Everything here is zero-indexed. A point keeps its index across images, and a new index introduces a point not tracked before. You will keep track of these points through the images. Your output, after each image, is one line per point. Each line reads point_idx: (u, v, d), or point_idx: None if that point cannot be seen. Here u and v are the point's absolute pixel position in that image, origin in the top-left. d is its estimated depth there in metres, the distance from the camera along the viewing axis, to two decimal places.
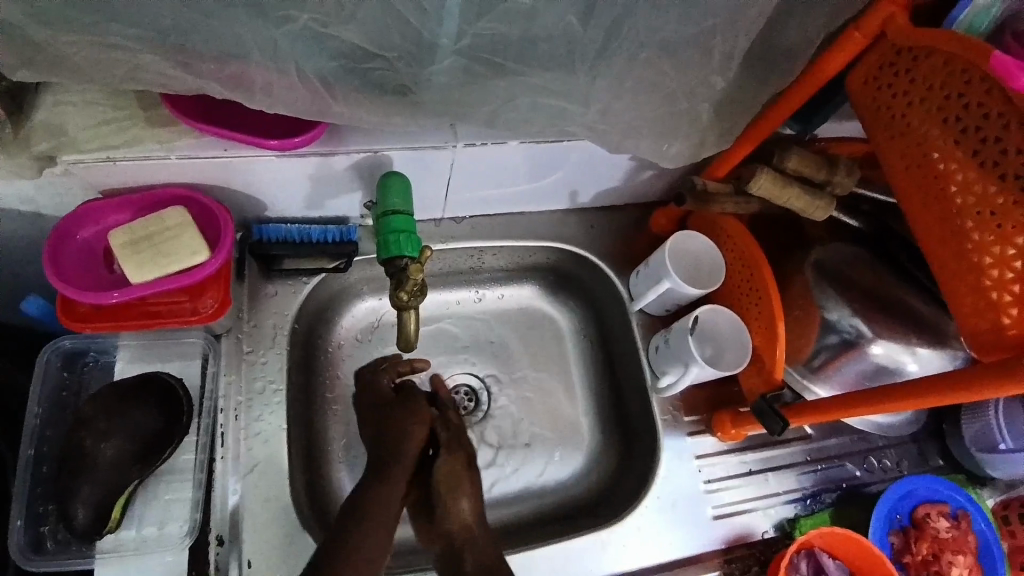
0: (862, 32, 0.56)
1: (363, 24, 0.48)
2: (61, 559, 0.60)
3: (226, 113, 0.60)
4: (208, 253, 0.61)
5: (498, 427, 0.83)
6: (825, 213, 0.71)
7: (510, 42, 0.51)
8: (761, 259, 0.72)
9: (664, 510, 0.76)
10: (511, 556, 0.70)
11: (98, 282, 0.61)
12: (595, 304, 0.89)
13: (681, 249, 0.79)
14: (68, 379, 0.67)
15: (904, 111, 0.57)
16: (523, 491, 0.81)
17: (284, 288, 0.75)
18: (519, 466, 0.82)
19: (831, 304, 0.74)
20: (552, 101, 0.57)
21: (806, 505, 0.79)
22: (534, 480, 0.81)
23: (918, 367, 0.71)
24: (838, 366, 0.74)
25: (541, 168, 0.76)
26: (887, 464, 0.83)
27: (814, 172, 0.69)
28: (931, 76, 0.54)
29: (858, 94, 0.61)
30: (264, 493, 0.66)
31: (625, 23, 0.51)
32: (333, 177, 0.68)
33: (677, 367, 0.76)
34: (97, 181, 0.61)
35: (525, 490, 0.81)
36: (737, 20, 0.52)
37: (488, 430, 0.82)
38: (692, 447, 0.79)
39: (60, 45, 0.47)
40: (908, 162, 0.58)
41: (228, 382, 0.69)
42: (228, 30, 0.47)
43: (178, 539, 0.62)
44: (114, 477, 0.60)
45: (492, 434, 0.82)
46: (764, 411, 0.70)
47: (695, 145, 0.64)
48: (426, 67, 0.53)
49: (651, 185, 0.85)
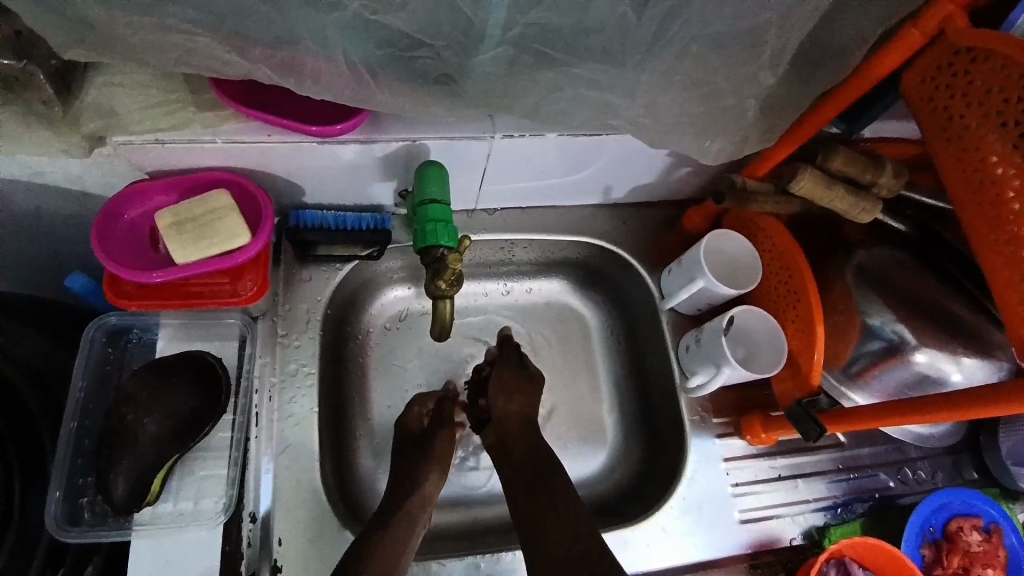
0: (919, 31, 0.53)
1: (414, 13, 0.48)
2: (99, 532, 0.61)
3: (269, 99, 0.60)
4: (249, 236, 0.62)
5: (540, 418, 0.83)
6: (869, 216, 0.69)
7: (559, 32, 0.51)
8: (800, 260, 0.71)
9: (690, 510, 0.75)
10: (609, 535, 0.72)
11: (142, 262, 0.63)
12: (624, 300, 0.88)
13: (716, 249, 0.78)
14: (113, 355, 0.68)
15: (962, 113, 0.55)
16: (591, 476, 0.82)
17: (317, 273, 0.76)
18: (571, 455, 0.82)
19: (873, 309, 0.72)
20: (597, 93, 0.57)
21: (835, 514, 0.77)
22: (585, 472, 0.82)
23: (963, 378, 0.68)
24: (877, 372, 0.72)
25: (576, 162, 0.76)
26: (921, 476, 0.81)
27: (861, 172, 0.67)
28: (990, 78, 0.52)
29: (914, 95, 0.59)
30: (296, 474, 0.68)
31: (678, 14, 0.50)
32: (370, 165, 0.68)
33: (709, 367, 0.75)
34: (142, 162, 0.62)
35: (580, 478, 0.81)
36: (793, 14, 0.51)
37: (547, 417, 0.83)
38: (719, 450, 0.78)
39: (118, 28, 0.48)
40: (963, 166, 0.55)
41: (264, 364, 0.71)
42: (281, 17, 0.48)
43: (213, 515, 0.63)
44: (153, 451, 0.62)
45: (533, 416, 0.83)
46: (799, 417, 0.69)
47: (737, 143, 0.63)
48: (472, 56, 0.53)
49: (686, 182, 0.84)
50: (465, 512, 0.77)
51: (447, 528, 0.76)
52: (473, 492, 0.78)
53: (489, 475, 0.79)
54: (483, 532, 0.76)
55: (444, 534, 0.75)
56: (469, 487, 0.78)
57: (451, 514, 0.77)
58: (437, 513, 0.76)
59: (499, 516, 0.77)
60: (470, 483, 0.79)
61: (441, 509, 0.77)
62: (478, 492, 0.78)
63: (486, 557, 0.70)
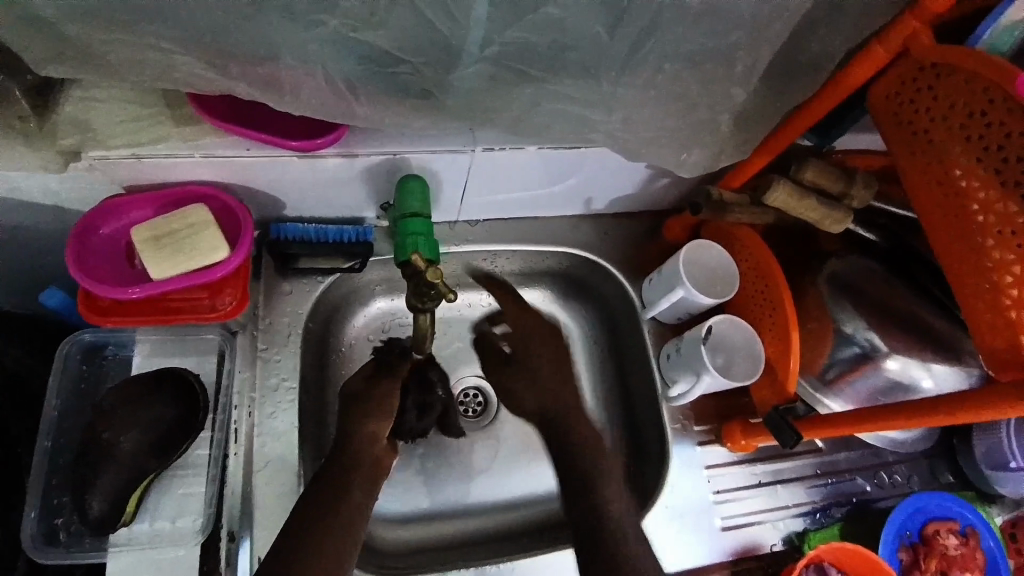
0: (884, 48, 0.55)
1: (394, 29, 0.49)
2: (75, 552, 0.60)
3: (251, 114, 0.60)
4: (229, 250, 0.62)
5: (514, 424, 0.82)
6: (841, 226, 0.71)
7: (537, 50, 0.52)
8: (777, 274, 0.72)
9: (673, 518, 0.76)
10: (648, 521, 0.75)
11: (119, 277, 0.62)
12: (607, 310, 0.89)
13: (695, 259, 0.79)
14: (86, 372, 0.67)
15: (926, 128, 0.57)
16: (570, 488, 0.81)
17: (298, 286, 0.76)
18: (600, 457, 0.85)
19: (846, 317, 0.73)
20: (575, 108, 0.57)
21: (815, 519, 0.78)
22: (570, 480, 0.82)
23: (933, 385, 0.70)
24: (851, 379, 0.74)
25: (557, 174, 0.76)
26: (897, 480, 0.82)
27: (833, 184, 0.69)
28: (952, 95, 0.54)
29: (880, 110, 0.61)
30: (275, 489, 0.67)
31: (652, 34, 0.51)
32: (352, 179, 0.68)
33: (689, 376, 0.76)
34: (120, 177, 0.62)
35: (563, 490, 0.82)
36: (761, 34, 0.53)
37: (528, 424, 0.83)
38: (701, 457, 0.79)
39: (94, 44, 0.48)
40: (928, 179, 0.57)
41: (243, 379, 0.70)
42: (262, 37, 0.49)
43: (192, 534, 0.62)
44: (130, 468, 0.61)
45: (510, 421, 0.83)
46: (778, 426, 0.70)
47: (713, 156, 0.64)
48: (452, 73, 0.53)
49: (665, 193, 0.85)
50: (454, 523, 0.78)
51: (436, 540, 0.76)
52: (414, 509, 0.77)
53: (478, 486, 0.79)
54: (470, 544, 0.77)
55: (433, 545, 0.76)
56: (457, 499, 0.79)
57: (441, 525, 0.77)
58: (428, 526, 0.77)
59: (486, 527, 0.78)
60: (459, 494, 0.79)
61: (431, 521, 0.77)
62: (466, 503, 0.79)
63: (471, 570, 0.70)
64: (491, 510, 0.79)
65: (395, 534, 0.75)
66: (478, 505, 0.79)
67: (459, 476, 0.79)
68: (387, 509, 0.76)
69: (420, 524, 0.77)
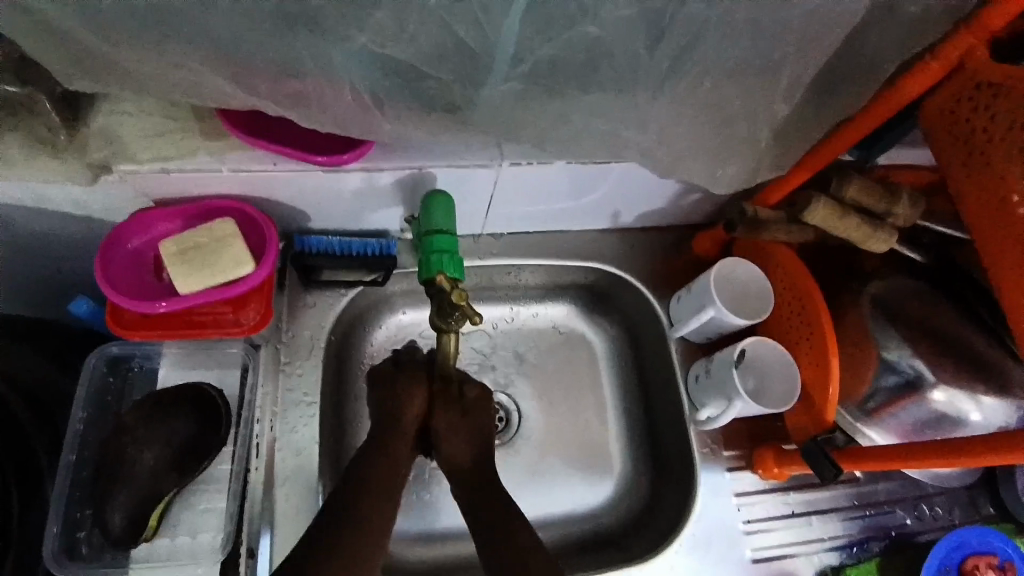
0: (939, 62, 0.53)
1: (423, 45, 0.48)
2: (95, 568, 0.60)
3: (279, 129, 0.60)
4: (253, 265, 0.62)
5: (520, 436, 0.81)
6: (885, 245, 0.67)
7: (570, 66, 0.50)
8: (813, 291, 0.69)
9: (700, 549, 0.73)
10: None
11: (144, 289, 0.62)
12: (632, 327, 0.86)
13: (726, 277, 0.76)
14: (113, 384, 0.68)
15: (982, 148, 0.54)
16: (535, 523, 0.77)
17: (321, 298, 0.75)
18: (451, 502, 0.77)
19: (890, 343, 0.70)
20: (606, 125, 0.55)
21: (851, 553, 0.75)
22: (462, 522, 0.76)
23: (981, 418, 0.67)
24: (893, 409, 0.69)
25: (583, 187, 0.74)
26: (937, 512, 0.78)
27: (876, 201, 0.65)
28: (1013, 113, 0.50)
29: (935, 124, 0.58)
30: (294, 506, 0.66)
31: (691, 48, 0.49)
32: (377, 192, 0.68)
33: (720, 400, 0.73)
34: (149, 190, 0.62)
35: (575, 511, 0.79)
36: (805, 48, 0.50)
37: (543, 440, 0.82)
38: (731, 484, 0.76)
39: (124, 60, 0.48)
40: (984, 202, 0.54)
41: (265, 394, 0.69)
42: (290, 53, 0.48)
43: (212, 551, 0.62)
44: (149, 484, 0.61)
45: (512, 429, 0.82)
46: (815, 456, 0.67)
47: (750, 171, 0.62)
48: (480, 89, 0.52)
49: (696, 207, 0.83)
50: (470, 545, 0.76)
51: (451, 562, 0.74)
52: (430, 527, 0.76)
53: (442, 515, 0.76)
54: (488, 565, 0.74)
55: (449, 566, 0.74)
56: (426, 526, 0.76)
57: (460, 545, 0.76)
58: (444, 547, 0.75)
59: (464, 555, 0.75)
60: (428, 517, 0.76)
61: (447, 541, 0.75)
62: (431, 531, 0.76)
63: None
64: (458, 539, 0.76)
65: (412, 553, 0.74)
66: (447, 532, 0.76)
67: (423, 500, 0.76)
68: (404, 529, 0.75)
69: (438, 543, 0.75)
